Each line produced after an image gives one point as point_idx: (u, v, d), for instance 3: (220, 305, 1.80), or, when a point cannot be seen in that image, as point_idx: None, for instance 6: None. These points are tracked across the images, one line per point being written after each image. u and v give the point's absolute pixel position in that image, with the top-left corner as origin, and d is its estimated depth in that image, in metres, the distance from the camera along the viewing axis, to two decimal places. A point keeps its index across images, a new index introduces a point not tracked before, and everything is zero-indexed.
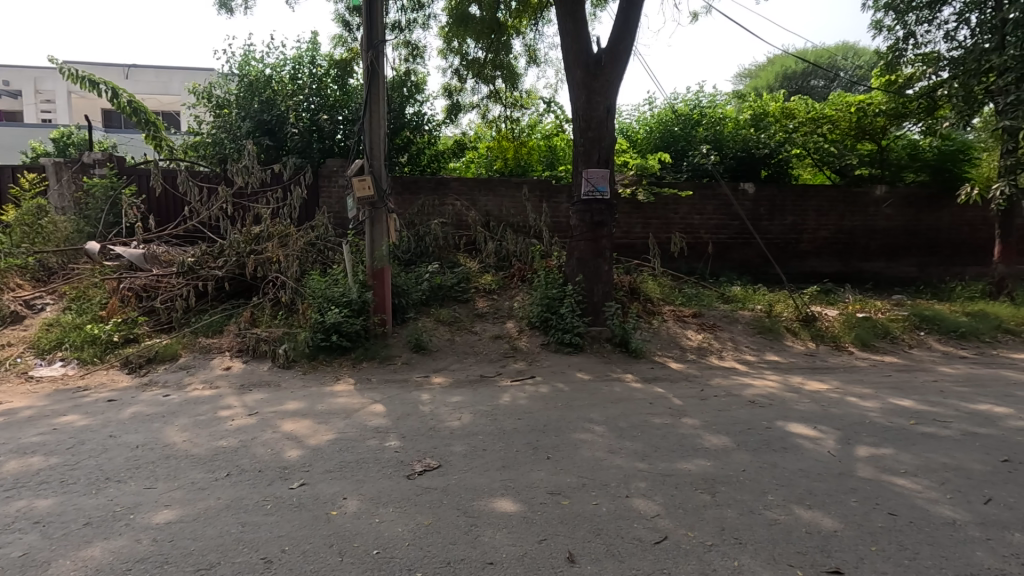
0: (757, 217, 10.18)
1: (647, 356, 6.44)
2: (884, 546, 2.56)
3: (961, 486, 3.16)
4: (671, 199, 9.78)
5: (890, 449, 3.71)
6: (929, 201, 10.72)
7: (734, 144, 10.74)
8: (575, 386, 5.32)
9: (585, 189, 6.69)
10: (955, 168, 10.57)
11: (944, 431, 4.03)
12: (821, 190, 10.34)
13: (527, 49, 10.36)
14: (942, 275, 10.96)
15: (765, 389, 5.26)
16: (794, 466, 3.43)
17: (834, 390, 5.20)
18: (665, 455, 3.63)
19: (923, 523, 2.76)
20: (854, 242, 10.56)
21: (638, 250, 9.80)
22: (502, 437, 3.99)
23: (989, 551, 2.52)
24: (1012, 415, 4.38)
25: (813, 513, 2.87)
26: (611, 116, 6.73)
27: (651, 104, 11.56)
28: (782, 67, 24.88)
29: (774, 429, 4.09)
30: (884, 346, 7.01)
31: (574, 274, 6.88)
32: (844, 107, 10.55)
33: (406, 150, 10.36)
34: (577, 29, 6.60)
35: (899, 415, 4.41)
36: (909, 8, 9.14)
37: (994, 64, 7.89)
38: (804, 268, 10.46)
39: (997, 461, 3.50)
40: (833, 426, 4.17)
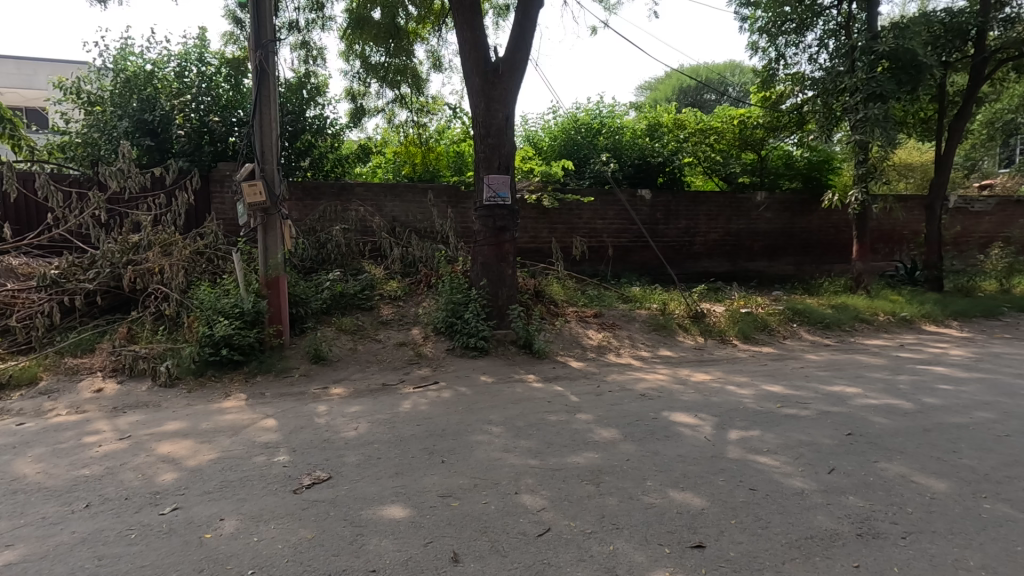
0: (654, 221, 10.79)
1: (550, 356, 6.63)
2: (742, 519, 2.82)
3: (812, 459, 3.54)
4: (575, 205, 10.16)
5: (757, 431, 4.08)
6: (802, 205, 11.87)
7: (632, 152, 11.34)
8: (477, 389, 5.37)
9: (487, 195, 6.77)
10: (821, 176, 11.82)
11: (804, 412, 4.49)
12: (711, 196, 11.14)
13: (431, 56, 10.36)
14: (814, 272, 12.18)
15: (656, 382, 5.61)
16: (674, 453, 3.68)
17: (716, 380, 5.65)
18: (557, 450, 3.77)
19: (776, 495, 3.07)
20: (740, 244, 11.48)
21: (545, 254, 10.06)
22: (399, 444, 3.95)
23: (828, 514, 2.85)
24: (859, 394, 4.96)
25: (685, 495, 3.09)
26: (510, 124, 6.88)
27: (555, 113, 11.96)
28: (680, 80, 26.61)
29: (659, 420, 4.37)
30: (763, 338, 7.70)
31: (478, 278, 6.95)
32: (728, 119, 11.53)
33: (308, 155, 9.81)
34: (475, 37, 6.69)
35: (768, 400, 4.86)
36: (779, 32, 10.11)
37: (847, 85, 8.93)
38: (697, 268, 11.22)
39: (843, 435, 3.95)
40: (711, 413, 4.53)
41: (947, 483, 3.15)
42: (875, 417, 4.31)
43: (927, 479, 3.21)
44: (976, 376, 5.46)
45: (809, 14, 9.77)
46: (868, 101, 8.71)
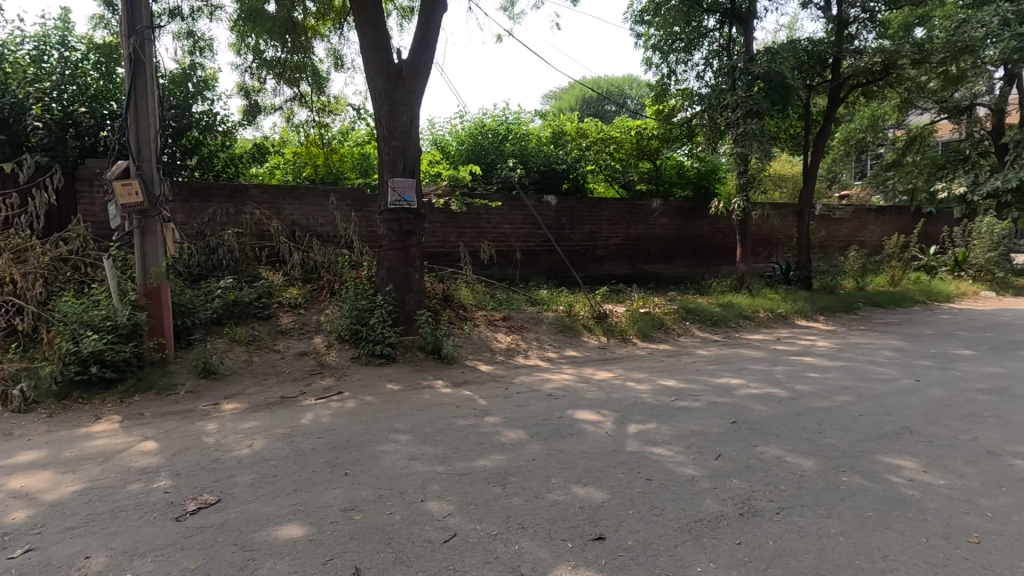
0: (560, 226, 11.12)
1: (458, 361, 6.60)
2: (639, 508, 2.97)
3: (701, 447, 3.80)
4: (483, 209, 10.22)
5: (654, 423, 4.32)
6: (693, 212, 12.78)
7: (537, 159, 11.66)
8: (384, 398, 5.22)
9: (392, 199, 6.63)
10: (709, 185, 12.82)
11: (695, 403, 4.83)
12: (612, 203, 11.67)
13: (332, 54, 10.00)
14: (705, 273, 13.15)
15: (562, 382, 5.77)
16: (577, 450, 3.80)
17: (617, 377, 5.92)
18: (464, 455, 3.76)
19: (670, 483, 3.27)
20: (639, 248, 12.13)
21: (453, 259, 10.03)
22: (298, 459, 3.75)
23: (714, 497, 3.07)
24: (742, 385, 5.41)
25: (587, 490, 3.20)
26: (415, 127, 6.79)
27: (463, 118, 11.98)
28: (582, 92, 27.78)
29: (564, 418, 4.50)
30: (660, 336, 8.17)
31: (384, 284, 6.77)
32: (626, 130, 12.22)
33: (195, 153, 8.97)
34: (377, 37, 6.54)
35: (664, 394, 5.16)
36: (671, 49, 10.83)
37: (729, 102, 9.73)
38: (600, 271, 11.70)
39: (728, 423, 4.29)
40: (613, 409, 4.74)
41: (813, 461, 3.51)
42: (755, 405, 4.73)
43: (797, 458, 3.57)
44: (838, 364, 6.16)
45: (696, 35, 10.56)
46: (747, 117, 9.55)
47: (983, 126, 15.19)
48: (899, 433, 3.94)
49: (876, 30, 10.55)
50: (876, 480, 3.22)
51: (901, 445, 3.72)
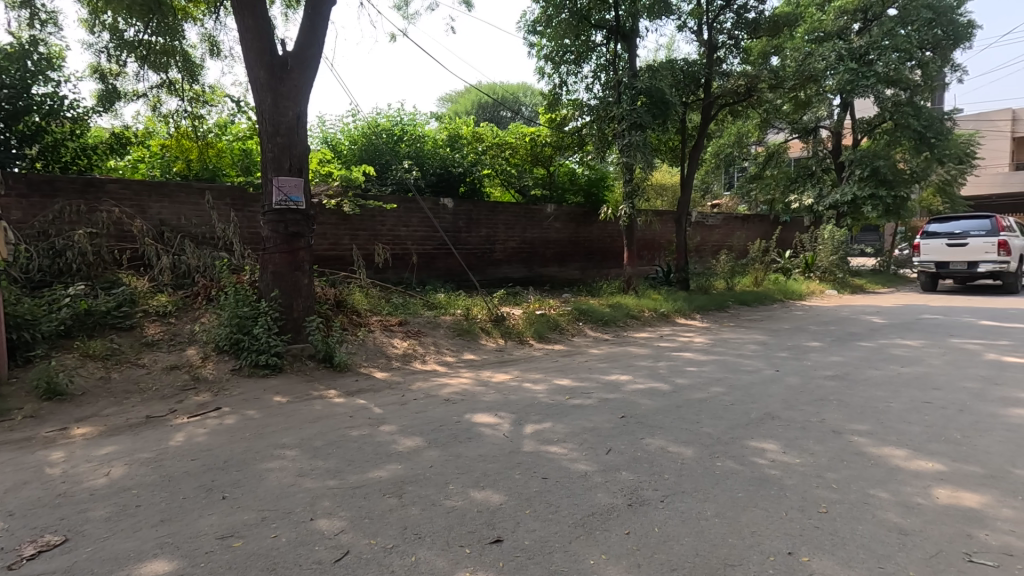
0: (457, 230, 11.10)
1: (351, 368, 6.33)
2: (536, 507, 3.03)
3: (593, 443, 3.97)
4: (377, 211, 9.91)
5: (549, 422, 4.44)
6: (586, 217, 13.35)
7: (433, 161, 11.54)
8: (269, 411, 4.87)
9: (277, 198, 6.22)
10: (599, 193, 13.53)
11: (588, 401, 5.03)
12: (507, 207, 11.85)
13: (206, 40, 9.19)
14: (597, 276, 13.76)
15: (459, 386, 5.74)
16: (475, 453, 3.80)
17: (514, 379, 6.01)
18: (358, 467, 3.60)
19: (564, 480, 3.37)
20: (535, 251, 12.43)
21: (346, 262, 9.62)
22: (167, 485, 3.38)
23: (606, 491, 3.21)
24: (629, 381, 5.73)
25: (485, 493, 3.20)
26: (302, 124, 6.42)
27: (355, 117, 11.54)
28: (477, 96, 28.04)
29: (462, 423, 4.48)
30: (555, 337, 8.43)
31: (269, 289, 6.32)
32: (520, 136, 12.48)
33: (37, 141, 7.75)
34: (258, 25, 6.10)
35: (558, 393, 5.32)
36: (562, 61, 11.23)
37: (616, 114, 10.28)
38: (498, 274, 11.84)
39: (618, 418, 4.52)
40: (510, 410, 4.80)
41: (692, 449, 3.80)
42: (642, 400, 5.03)
43: (678, 448, 3.84)
44: (712, 358, 6.73)
45: (585, 49, 11.04)
46: (632, 129, 10.18)
47: (825, 146, 17.46)
48: (763, 419, 4.39)
49: (740, 56, 11.65)
50: (745, 463, 3.56)
51: (764, 430, 4.15)
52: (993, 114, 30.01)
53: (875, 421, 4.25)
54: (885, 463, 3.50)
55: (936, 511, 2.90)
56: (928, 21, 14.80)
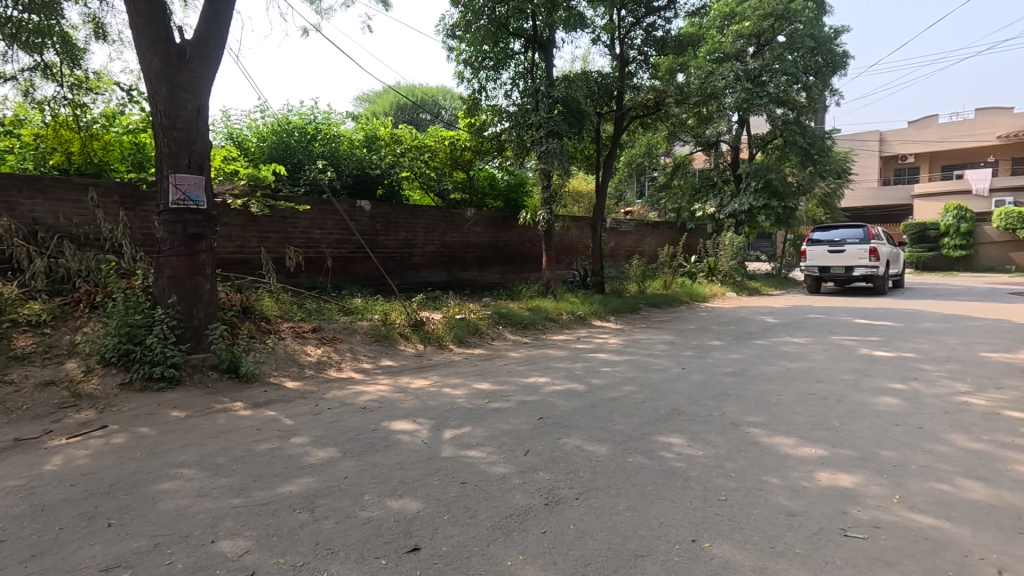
0: (374, 233, 10.83)
1: (259, 379, 5.97)
2: (454, 513, 3.01)
3: (512, 445, 4.01)
4: (288, 213, 9.45)
5: (468, 427, 4.43)
6: (506, 222, 13.47)
7: (349, 162, 11.18)
8: (165, 428, 4.48)
9: (174, 197, 5.76)
10: (517, 199, 13.75)
11: (507, 404, 5.08)
12: (427, 210, 11.72)
13: (90, 21, 8.35)
14: (517, 279, 13.92)
15: (377, 393, 5.60)
16: (392, 462, 3.71)
17: (433, 384, 5.95)
18: (265, 482, 3.41)
19: (482, 483, 3.38)
20: (455, 255, 12.38)
21: (254, 266, 9.07)
22: (39, 515, 3.02)
23: (524, 492, 3.26)
24: (547, 382, 5.85)
25: (402, 501, 3.14)
26: (203, 118, 5.99)
27: (264, 114, 10.94)
28: (396, 97, 27.61)
29: (379, 431, 4.37)
30: (474, 341, 8.43)
31: (164, 295, 5.83)
32: (439, 140, 12.38)
33: None
34: (151, 9, 5.64)
35: (478, 397, 5.33)
36: (481, 66, 11.30)
37: (534, 121, 10.48)
38: (417, 278, 11.67)
39: (536, 419, 4.60)
40: (429, 416, 4.74)
41: (605, 447, 3.95)
42: (559, 400, 5.16)
43: (592, 446, 3.98)
44: (625, 359, 7.03)
45: (503, 55, 11.17)
46: (549, 136, 10.42)
47: (725, 159, 18.79)
48: (670, 415, 4.64)
49: (650, 71, 12.30)
50: (654, 457, 3.74)
51: (672, 425, 4.39)
52: (865, 135, 33.72)
53: (768, 413, 4.62)
54: (776, 451, 3.82)
55: (818, 492, 3.21)
56: (810, 49, 16.34)
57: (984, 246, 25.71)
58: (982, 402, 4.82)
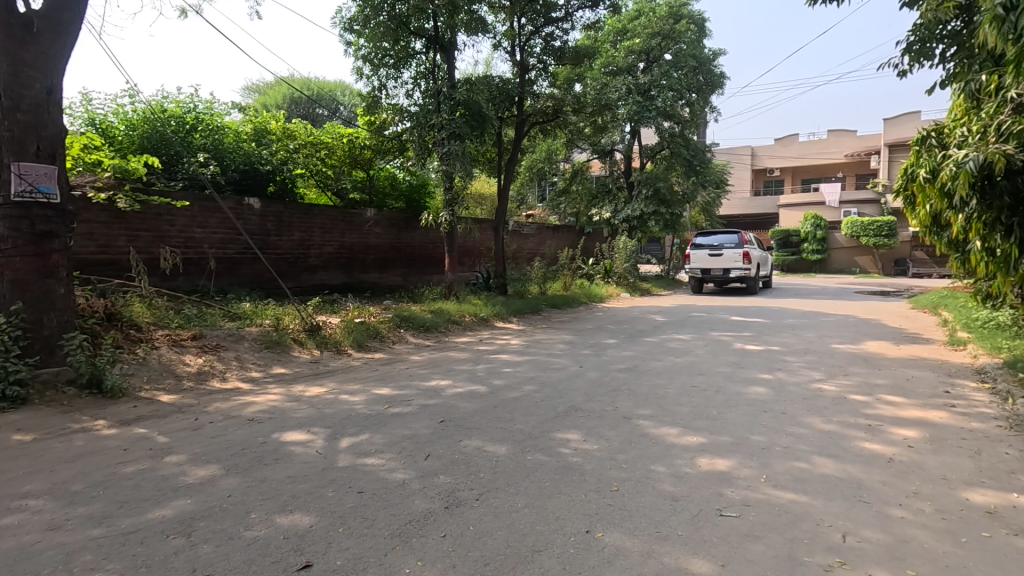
0: (265, 233, 10.18)
1: (128, 393, 5.37)
2: (349, 524, 2.90)
3: (412, 450, 3.94)
4: (163, 209, 8.62)
5: (366, 434, 4.29)
6: (408, 223, 13.19)
7: (235, 157, 10.40)
8: (6, 454, 3.88)
9: (18, 189, 5.02)
10: (420, 200, 13.57)
11: (407, 408, 4.99)
12: (323, 209, 11.21)
13: None
14: (419, 282, 13.68)
15: (267, 404, 5.25)
16: (282, 475, 3.50)
17: (330, 391, 5.69)
18: (134, 508, 3.07)
19: (380, 491, 3.29)
20: (354, 256, 11.94)
21: (122, 267, 8.15)
22: None
23: (424, 497, 3.21)
24: (450, 385, 5.82)
25: (293, 517, 2.98)
26: (55, 99, 5.28)
27: (134, 99, 9.84)
28: (289, 89, 26.19)
29: (268, 443, 4.10)
30: (375, 345, 8.18)
31: (6, 301, 5.06)
32: (337, 137, 11.92)
33: None
34: None
35: (377, 403, 5.18)
36: (381, 63, 11.02)
37: (436, 122, 10.41)
38: (313, 281, 11.12)
39: (437, 423, 4.56)
40: (323, 425, 4.53)
41: (506, 446, 4.00)
42: (461, 403, 5.15)
43: (493, 446, 4.02)
44: (526, 359, 7.18)
45: (404, 54, 10.98)
46: (451, 138, 10.40)
47: (619, 167, 19.85)
48: (568, 412, 4.81)
49: (549, 80, 12.67)
50: (552, 454, 3.86)
51: (570, 422, 4.54)
52: (739, 149, 37.21)
53: (656, 406, 4.94)
54: (662, 441, 4.09)
55: (698, 477, 3.48)
56: (693, 68, 17.67)
57: (836, 251, 29.32)
58: (833, 388, 5.49)
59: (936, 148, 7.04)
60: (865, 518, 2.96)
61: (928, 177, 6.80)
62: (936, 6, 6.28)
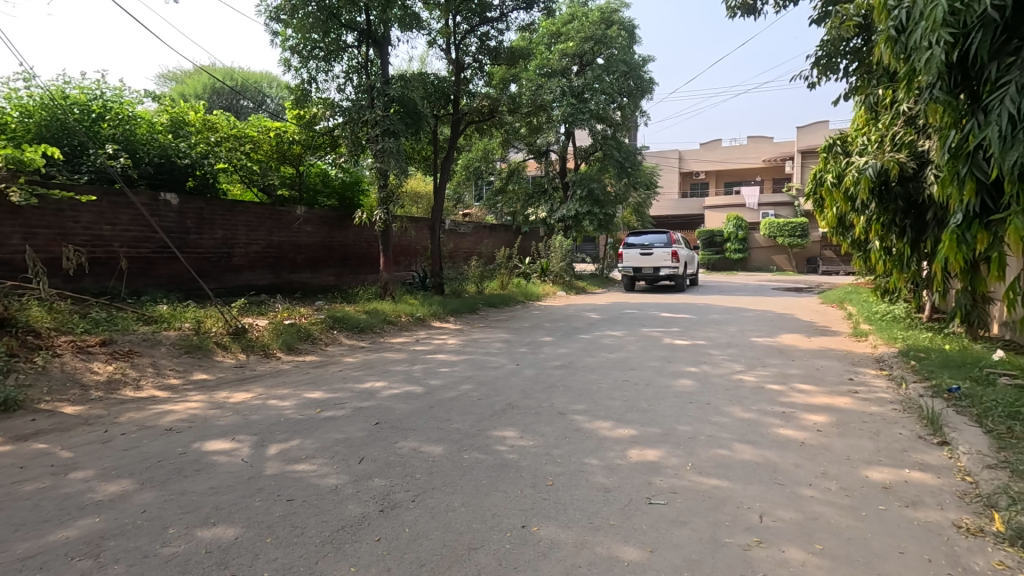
0: (184, 231, 9.58)
1: (25, 406, 4.89)
2: (278, 534, 2.79)
3: (345, 454, 3.84)
4: (65, 204, 7.92)
5: (296, 440, 4.14)
6: (341, 221, 12.79)
7: (149, 149, 9.70)
8: None
9: None
10: (353, 197, 13.21)
11: (340, 412, 4.85)
12: (248, 206, 10.69)
13: None
14: (353, 282, 13.26)
15: (187, 412, 4.95)
16: (204, 487, 3.31)
17: (257, 397, 5.44)
18: (33, 530, 2.81)
19: (311, 498, 3.18)
20: (283, 255, 11.44)
21: (16, 268, 7.41)
22: None
23: (357, 501, 3.14)
24: (385, 387, 5.71)
25: (216, 529, 2.82)
26: None
27: (30, 84, 8.95)
28: (210, 79, 24.77)
29: (188, 454, 3.86)
30: (305, 347, 7.88)
31: None
32: (263, 130, 11.43)
33: None
34: None
35: (308, 407, 5.00)
36: (310, 55, 10.63)
37: (369, 119, 10.18)
38: (238, 281, 10.57)
39: (372, 425, 4.47)
40: (250, 432, 4.32)
41: (442, 446, 3.98)
42: (396, 404, 5.06)
43: (429, 446, 3.98)
44: (463, 358, 7.16)
45: (334, 47, 10.64)
46: (385, 135, 10.20)
47: (554, 167, 20.17)
48: (505, 409, 4.84)
49: (484, 79, 12.68)
50: (488, 452, 3.87)
51: (506, 419, 4.58)
52: (667, 153, 38.80)
53: (590, 400, 5.07)
54: (596, 435, 4.20)
55: (629, 468, 3.61)
56: (624, 73, 18.19)
57: (756, 250, 31.15)
58: (752, 378, 5.85)
59: (841, 155, 7.65)
60: (780, 498, 3.18)
61: (835, 182, 7.37)
62: (840, 24, 6.80)
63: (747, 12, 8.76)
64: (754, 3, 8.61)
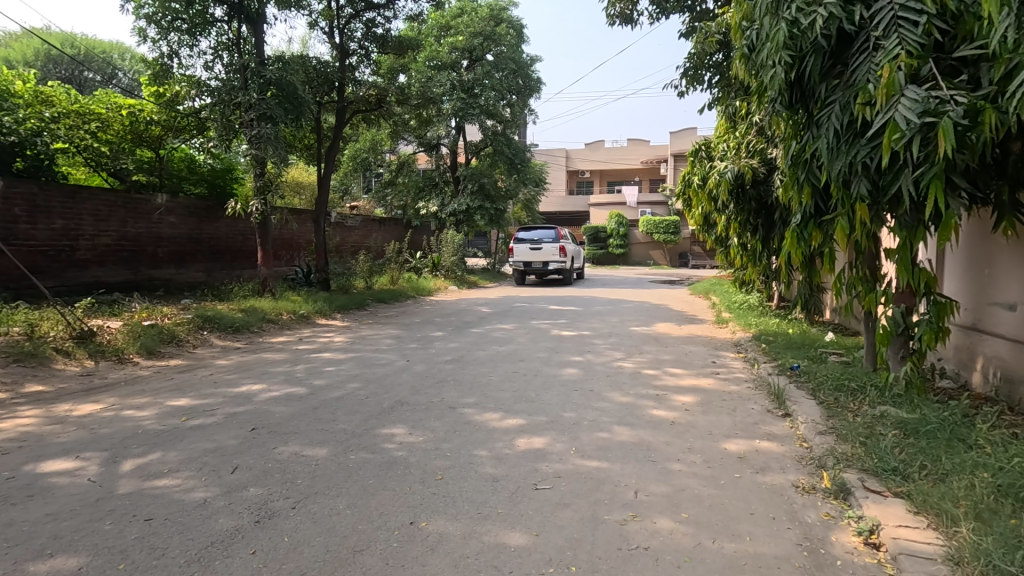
0: (10, 219, 8.22)
1: None
2: (134, 558, 2.51)
3: (215, 464, 3.54)
4: None
5: (156, 453, 3.73)
6: (209, 211, 11.70)
7: None
8: None
9: None
10: (224, 185, 12.14)
11: (210, 419, 4.45)
12: (95, 193, 9.43)
13: None
14: (226, 278, 12.14)
15: (16, 430, 4.26)
16: (39, 514, 2.88)
17: (108, 408, 4.82)
18: None
19: (176, 515, 2.90)
20: (141, 248, 10.23)
21: None
22: None
23: (229, 514, 2.90)
24: (263, 390, 5.33)
25: (55, 561, 2.47)
26: None
27: None
28: (43, 44, 21.38)
29: (18, 478, 3.34)
30: (169, 351, 7.12)
31: None
32: (114, 108, 10.17)
33: None
34: None
35: (172, 416, 4.53)
36: (170, 27, 9.55)
37: (242, 101, 9.39)
38: (85, 278, 9.27)
39: (247, 431, 4.16)
40: (99, 448, 3.82)
41: (326, 448, 3.81)
42: (275, 407, 4.75)
43: (311, 450, 3.79)
44: (350, 356, 6.89)
45: (200, 20, 9.62)
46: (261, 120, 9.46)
47: (445, 161, 19.98)
48: (394, 406, 4.74)
49: (371, 67, 12.21)
50: (376, 451, 3.77)
51: (395, 416, 4.48)
52: (555, 150, 40.11)
53: (481, 393, 5.12)
54: (485, 427, 4.26)
55: (516, 456, 3.70)
56: (513, 71, 18.47)
57: (636, 246, 33.29)
58: (630, 365, 6.25)
59: (705, 159, 8.41)
60: (653, 474, 3.44)
61: (700, 184, 8.08)
62: (704, 40, 7.44)
63: (625, 21, 9.30)
64: (631, 13, 9.14)
